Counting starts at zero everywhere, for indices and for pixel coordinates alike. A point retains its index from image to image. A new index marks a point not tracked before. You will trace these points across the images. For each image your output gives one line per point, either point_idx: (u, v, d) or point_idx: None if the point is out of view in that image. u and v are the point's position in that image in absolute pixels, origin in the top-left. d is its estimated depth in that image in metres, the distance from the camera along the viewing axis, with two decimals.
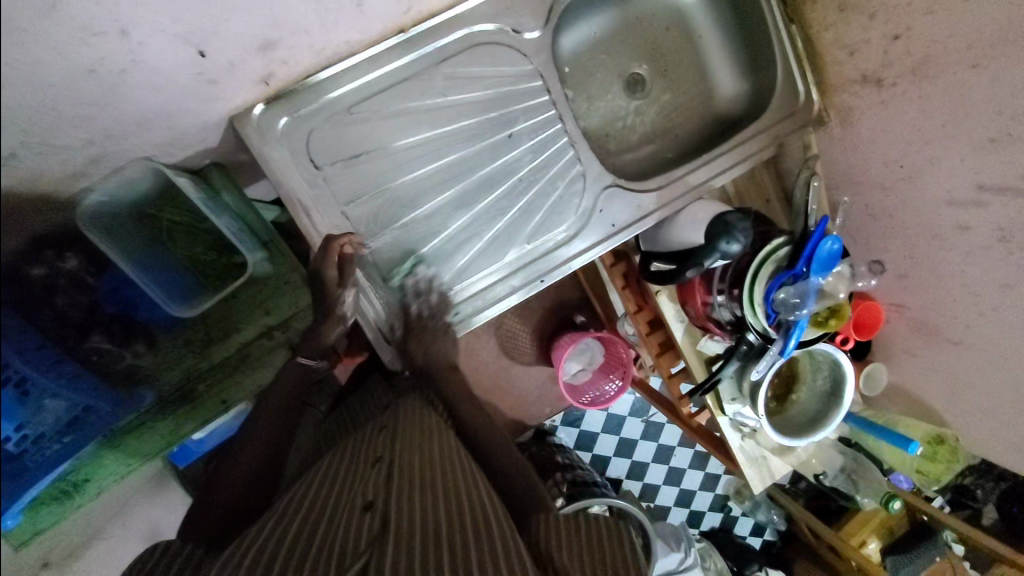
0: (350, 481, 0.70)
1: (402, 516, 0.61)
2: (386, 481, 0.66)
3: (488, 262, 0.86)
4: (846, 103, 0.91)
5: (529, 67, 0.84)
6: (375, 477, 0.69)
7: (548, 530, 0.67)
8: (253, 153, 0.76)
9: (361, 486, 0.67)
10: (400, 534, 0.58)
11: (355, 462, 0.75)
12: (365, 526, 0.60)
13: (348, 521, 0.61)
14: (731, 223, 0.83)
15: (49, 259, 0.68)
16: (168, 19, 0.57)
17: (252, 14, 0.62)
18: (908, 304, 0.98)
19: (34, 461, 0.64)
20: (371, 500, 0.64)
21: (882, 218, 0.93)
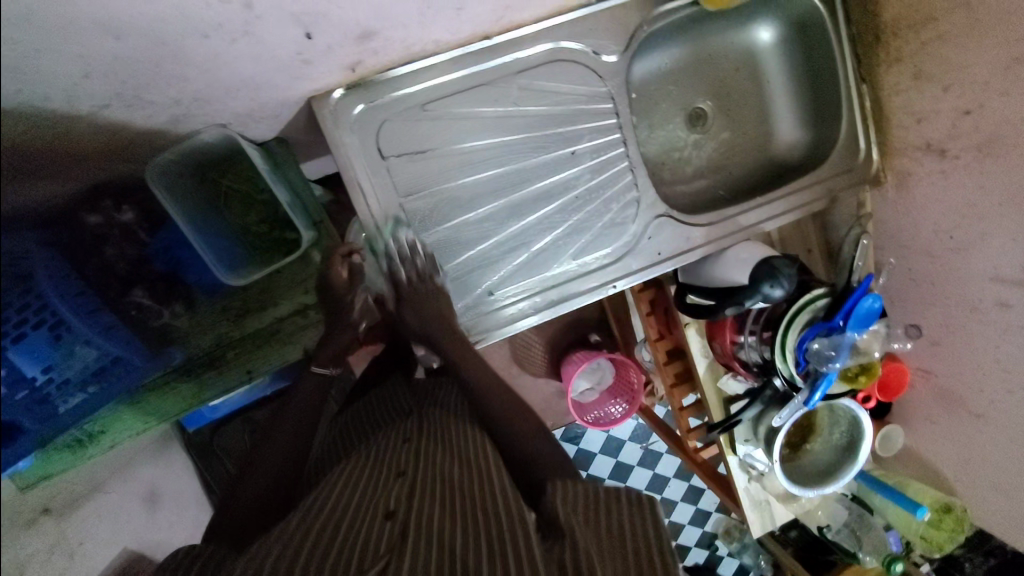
0: (373, 490, 0.72)
1: (419, 525, 0.61)
2: (408, 492, 0.68)
3: (533, 272, 0.87)
4: (904, 167, 0.92)
5: (604, 89, 0.86)
6: (397, 488, 0.70)
7: (561, 503, 0.65)
8: (325, 134, 0.77)
9: (384, 497, 0.69)
10: (418, 537, 0.59)
11: (377, 470, 0.77)
12: (385, 534, 0.61)
13: (370, 527, 0.63)
14: (778, 268, 0.84)
15: (107, 211, 0.64)
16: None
17: (361, 4, 0.62)
18: (935, 371, 0.99)
19: (57, 407, 0.63)
20: (393, 509, 0.65)
21: (922, 284, 0.94)
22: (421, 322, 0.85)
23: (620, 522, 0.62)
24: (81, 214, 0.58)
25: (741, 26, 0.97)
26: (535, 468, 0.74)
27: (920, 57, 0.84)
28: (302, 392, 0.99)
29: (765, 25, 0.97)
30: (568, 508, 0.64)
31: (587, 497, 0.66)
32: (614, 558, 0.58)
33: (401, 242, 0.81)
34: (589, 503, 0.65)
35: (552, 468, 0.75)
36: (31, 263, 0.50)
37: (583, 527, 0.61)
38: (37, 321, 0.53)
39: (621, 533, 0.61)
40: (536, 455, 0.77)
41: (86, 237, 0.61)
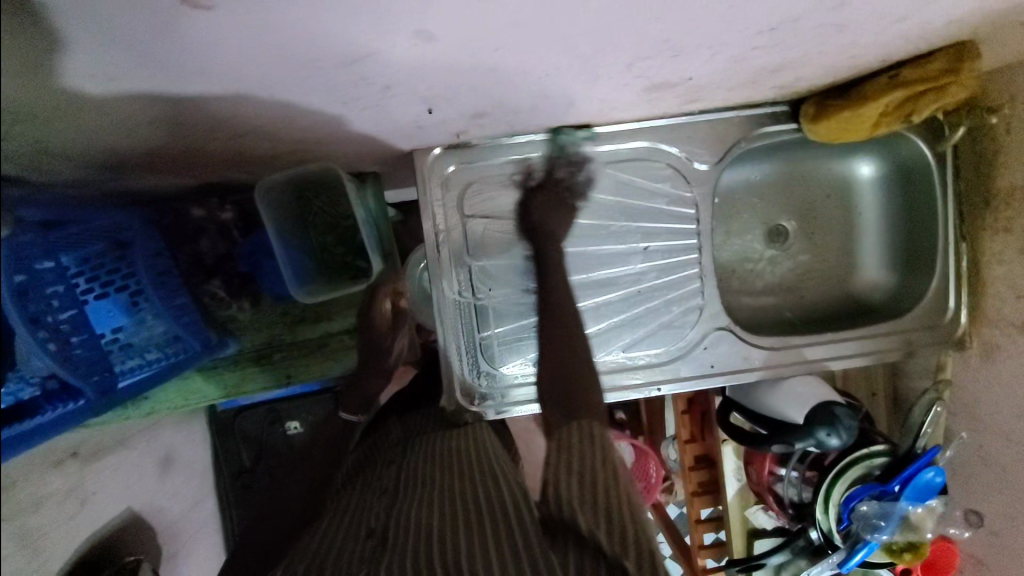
0: (360, 510, 0.74)
1: (402, 531, 0.64)
2: (388, 508, 0.71)
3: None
4: (991, 338, 0.85)
5: (689, 194, 0.86)
6: (379, 505, 0.73)
7: (577, 433, 0.65)
8: (417, 184, 0.82)
9: (368, 515, 0.72)
10: (394, 546, 0.61)
11: (365, 493, 0.79)
12: (365, 550, 0.64)
13: (352, 542, 0.66)
14: (837, 415, 0.80)
15: (212, 206, 0.87)
16: (426, 85, 0.55)
17: (480, 95, 0.60)
18: (990, 568, 0.89)
19: (120, 364, 0.70)
20: (374, 527, 0.68)
21: (993, 467, 0.86)
22: (541, 220, 0.82)
23: (598, 470, 0.61)
24: (190, 205, 0.85)
25: (842, 156, 0.96)
26: (569, 406, 0.71)
27: None
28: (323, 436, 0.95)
29: (867, 161, 0.96)
30: (571, 451, 0.63)
31: (583, 443, 0.63)
32: (583, 510, 0.57)
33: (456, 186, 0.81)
34: (588, 452, 0.62)
35: (591, 404, 0.71)
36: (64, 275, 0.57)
37: (567, 483, 0.59)
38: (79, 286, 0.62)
39: (594, 476, 0.60)
40: (570, 390, 0.73)
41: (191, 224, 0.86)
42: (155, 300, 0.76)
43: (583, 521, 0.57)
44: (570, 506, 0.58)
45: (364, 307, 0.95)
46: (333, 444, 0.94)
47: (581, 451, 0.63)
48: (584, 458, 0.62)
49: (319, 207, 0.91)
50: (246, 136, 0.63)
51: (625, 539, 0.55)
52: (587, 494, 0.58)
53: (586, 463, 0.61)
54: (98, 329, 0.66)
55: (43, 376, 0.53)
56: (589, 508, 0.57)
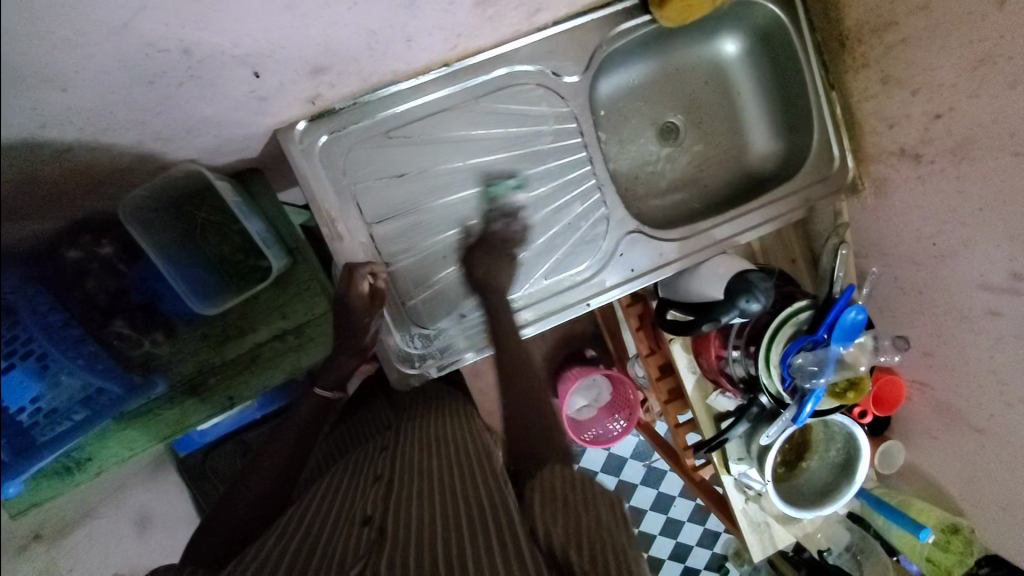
0: (351, 500, 0.71)
1: (402, 524, 0.61)
2: (383, 495, 0.68)
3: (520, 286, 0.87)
4: (881, 174, 0.90)
5: (566, 109, 0.86)
6: (374, 494, 0.70)
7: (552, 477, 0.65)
8: (291, 166, 0.78)
9: (361, 504, 0.69)
10: (396, 538, 0.58)
11: (355, 484, 0.76)
12: (363, 539, 0.60)
13: (348, 532, 0.62)
14: (751, 282, 0.83)
15: (85, 245, 0.65)
16: (229, 41, 0.54)
17: (305, 42, 0.60)
18: (930, 384, 0.95)
19: (42, 437, 0.65)
20: (370, 514, 0.65)
21: (910, 293, 0.91)
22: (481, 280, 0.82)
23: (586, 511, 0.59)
24: (62, 247, 0.60)
25: (706, 39, 0.98)
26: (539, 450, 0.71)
27: (886, 62, 0.83)
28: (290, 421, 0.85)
29: (729, 38, 0.97)
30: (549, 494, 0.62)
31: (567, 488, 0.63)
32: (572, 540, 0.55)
33: (333, 157, 0.80)
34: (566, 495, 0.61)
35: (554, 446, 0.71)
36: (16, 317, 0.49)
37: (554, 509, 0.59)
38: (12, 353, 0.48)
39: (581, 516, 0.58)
40: (536, 444, 0.72)
41: (67, 272, 0.60)
42: (62, 356, 0.63)
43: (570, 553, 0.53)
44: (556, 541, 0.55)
45: (336, 289, 0.77)
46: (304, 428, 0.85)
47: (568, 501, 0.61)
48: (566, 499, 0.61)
49: (202, 219, 0.91)
50: (74, 151, 0.53)
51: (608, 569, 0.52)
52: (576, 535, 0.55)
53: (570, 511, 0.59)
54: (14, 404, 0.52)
55: None
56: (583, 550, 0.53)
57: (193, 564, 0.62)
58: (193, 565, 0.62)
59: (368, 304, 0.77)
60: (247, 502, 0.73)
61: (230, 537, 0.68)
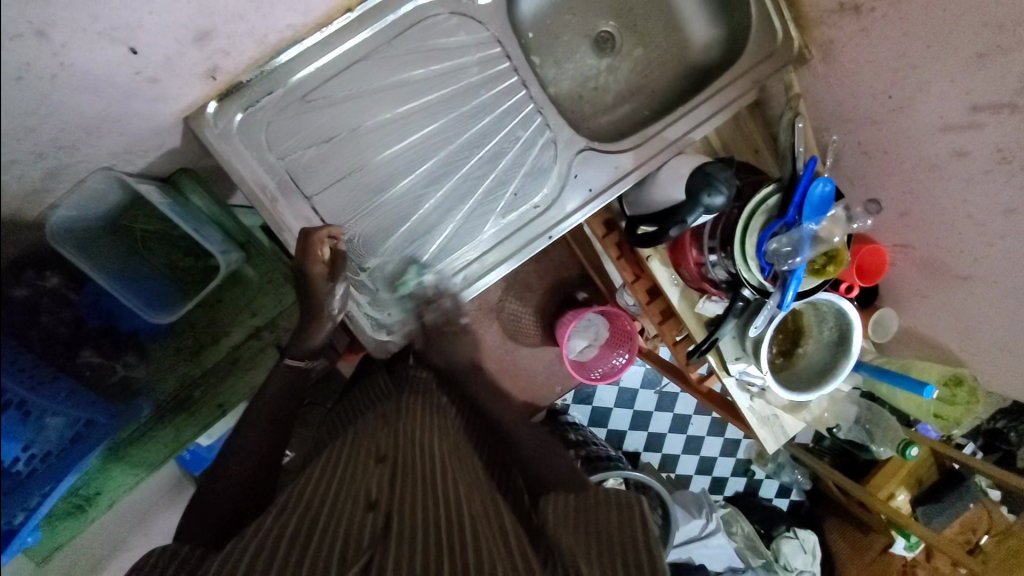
0: (352, 479, 0.68)
1: (406, 514, 0.60)
2: (389, 484, 0.66)
3: (483, 227, 0.84)
4: (825, 36, 0.86)
5: (486, 34, 0.81)
6: (377, 477, 0.68)
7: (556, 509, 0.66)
8: (213, 154, 0.74)
9: (363, 486, 0.66)
10: (401, 532, 0.57)
11: (356, 458, 0.74)
12: (369, 525, 0.58)
13: (352, 516, 0.60)
14: (712, 173, 0.80)
15: (34, 279, 0.65)
16: (84, 16, 0.56)
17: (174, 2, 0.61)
18: (912, 244, 0.93)
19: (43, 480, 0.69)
20: (375, 500, 0.63)
21: (875, 155, 0.89)
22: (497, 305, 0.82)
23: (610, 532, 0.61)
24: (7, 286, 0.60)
25: None
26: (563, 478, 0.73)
27: None
28: (268, 394, 0.83)
29: None
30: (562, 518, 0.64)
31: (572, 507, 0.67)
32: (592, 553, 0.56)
33: (254, 135, 0.75)
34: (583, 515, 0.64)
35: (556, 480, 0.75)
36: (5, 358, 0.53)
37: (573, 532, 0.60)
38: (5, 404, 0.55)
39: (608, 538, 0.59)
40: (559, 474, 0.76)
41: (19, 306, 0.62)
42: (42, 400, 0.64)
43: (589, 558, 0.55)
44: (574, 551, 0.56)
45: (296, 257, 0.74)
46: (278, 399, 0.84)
47: (571, 511, 0.66)
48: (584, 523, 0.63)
49: (141, 233, 0.88)
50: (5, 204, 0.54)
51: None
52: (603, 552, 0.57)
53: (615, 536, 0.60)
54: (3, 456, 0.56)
55: None
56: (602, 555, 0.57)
57: (189, 544, 0.62)
58: (192, 545, 0.61)
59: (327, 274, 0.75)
60: (228, 484, 0.74)
61: (223, 521, 0.68)
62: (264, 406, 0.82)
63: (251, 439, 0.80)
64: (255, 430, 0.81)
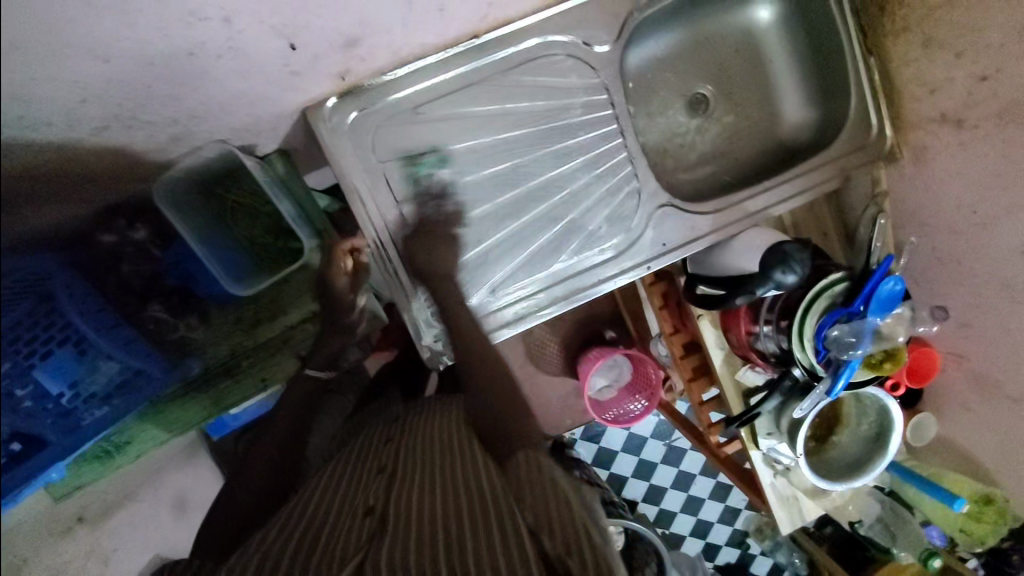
0: (355, 489, 0.72)
1: (400, 517, 0.61)
2: (386, 488, 0.68)
3: (517, 256, 0.85)
4: (920, 141, 0.88)
5: (597, 80, 0.84)
6: (377, 485, 0.70)
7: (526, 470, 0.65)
8: (321, 145, 0.78)
9: (363, 495, 0.69)
10: (395, 530, 0.59)
11: (363, 471, 0.77)
12: (364, 530, 0.61)
13: (350, 523, 0.63)
14: (789, 253, 0.81)
15: (120, 228, 0.68)
16: (265, 9, 0.59)
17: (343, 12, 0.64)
18: (967, 355, 0.93)
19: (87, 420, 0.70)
20: (372, 505, 0.65)
21: (947, 262, 0.89)
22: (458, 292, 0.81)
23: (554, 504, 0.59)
24: (96, 232, 0.64)
25: (739, 6, 0.95)
26: (507, 438, 0.73)
27: (928, 26, 0.80)
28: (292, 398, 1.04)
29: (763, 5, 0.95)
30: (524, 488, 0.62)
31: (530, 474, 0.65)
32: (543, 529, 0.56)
33: (356, 133, 0.79)
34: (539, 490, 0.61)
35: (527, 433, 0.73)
36: (51, 283, 0.56)
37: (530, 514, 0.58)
38: (59, 339, 0.59)
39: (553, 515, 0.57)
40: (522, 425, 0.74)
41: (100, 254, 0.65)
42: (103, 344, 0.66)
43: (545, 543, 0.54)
44: (533, 534, 0.56)
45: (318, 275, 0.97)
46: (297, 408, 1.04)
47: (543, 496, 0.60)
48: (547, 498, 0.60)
49: (233, 202, 0.90)
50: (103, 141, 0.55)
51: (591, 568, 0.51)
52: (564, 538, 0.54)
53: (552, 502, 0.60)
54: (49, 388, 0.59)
55: None
56: (554, 534, 0.55)
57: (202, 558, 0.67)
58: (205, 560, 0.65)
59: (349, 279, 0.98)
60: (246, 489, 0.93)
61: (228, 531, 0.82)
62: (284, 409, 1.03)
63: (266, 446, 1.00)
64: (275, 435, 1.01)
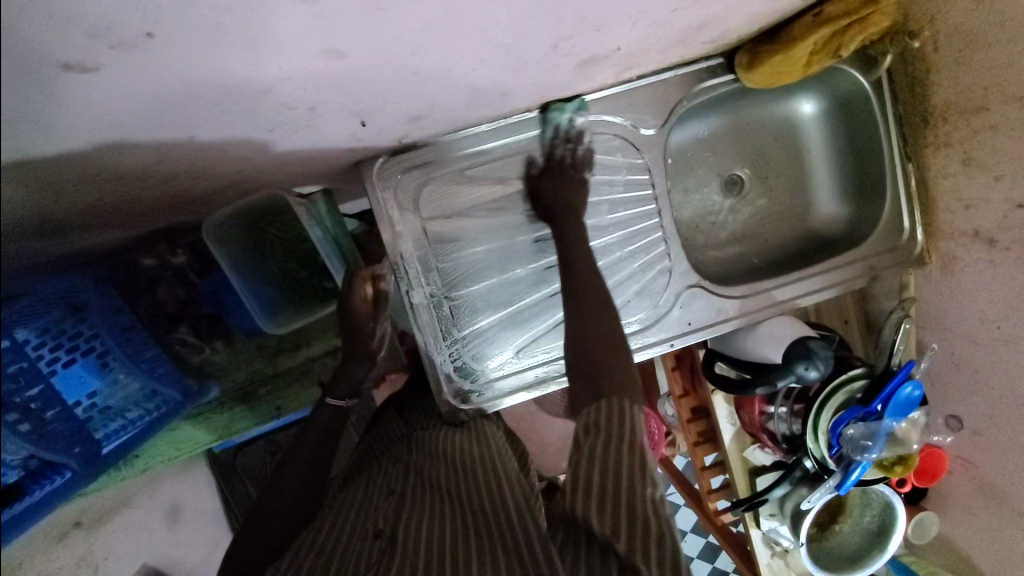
0: (368, 510, 0.77)
1: (410, 537, 0.67)
2: (396, 509, 0.74)
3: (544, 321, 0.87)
4: (949, 251, 0.89)
5: (640, 161, 0.86)
6: (386, 505, 0.76)
7: (592, 418, 0.60)
8: (369, 198, 0.81)
9: (375, 514, 0.75)
10: (404, 549, 0.65)
11: (371, 491, 0.82)
12: (376, 551, 0.67)
13: (362, 543, 0.69)
14: (812, 349, 0.83)
15: (162, 253, 0.79)
16: (350, 101, 0.57)
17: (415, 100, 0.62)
18: (974, 463, 0.93)
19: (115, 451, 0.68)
20: (382, 527, 0.71)
21: (965, 370, 0.90)
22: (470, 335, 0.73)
23: (621, 458, 0.56)
24: (139, 255, 0.75)
25: (785, 97, 0.97)
26: (593, 372, 0.66)
27: (970, 144, 0.82)
28: (316, 420, 0.87)
29: (808, 98, 0.97)
30: (591, 441, 0.58)
31: (607, 419, 0.59)
32: (591, 508, 0.55)
33: (402, 190, 0.81)
34: (612, 432, 0.58)
35: (614, 377, 0.65)
36: (85, 295, 0.61)
37: (590, 467, 0.56)
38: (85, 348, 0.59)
39: (616, 467, 0.55)
40: (601, 362, 0.66)
41: (143, 275, 0.75)
42: (125, 358, 0.67)
43: (591, 519, 0.55)
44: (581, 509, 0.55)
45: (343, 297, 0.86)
46: (326, 427, 0.87)
47: (610, 429, 0.58)
48: (609, 436, 0.58)
49: (273, 235, 0.91)
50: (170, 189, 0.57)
51: (641, 535, 0.53)
52: (595, 502, 0.55)
53: (612, 452, 0.57)
54: (71, 399, 0.56)
55: (23, 457, 0.49)
56: (605, 513, 0.55)
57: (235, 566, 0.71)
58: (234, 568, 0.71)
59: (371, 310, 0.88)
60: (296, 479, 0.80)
61: (272, 540, 0.74)
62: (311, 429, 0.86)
63: (299, 459, 0.82)
64: (302, 452, 0.83)
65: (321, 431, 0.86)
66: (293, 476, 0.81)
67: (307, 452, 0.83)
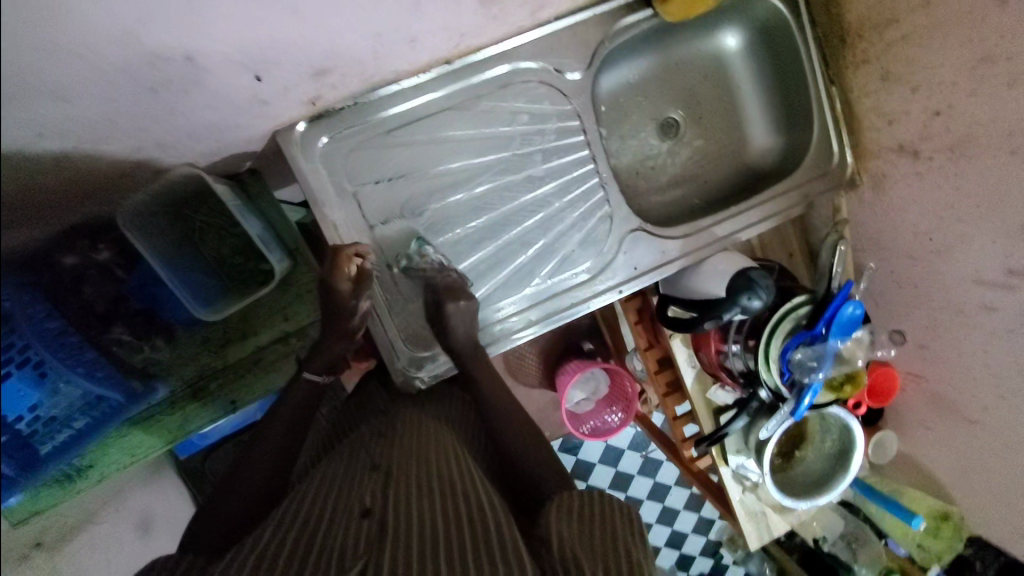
0: (348, 489, 0.71)
1: (401, 519, 0.62)
2: (382, 489, 0.69)
3: (491, 279, 0.86)
4: (879, 169, 0.91)
5: (569, 107, 0.86)
6: (371, 483, 0.71)
7: (558, 511, 0.65)
8: (293, 168, 0.78)
9: (360, 492, 0.69)
10: (397, 535, 0.59)
11: (351, 467, 0.77)
12: (363, 534, 0.61)
13: (347, 525, 0.63)
14: (753, 278, 0.82)
15: (84, 250, 0.62)
16: (232, 49, 0.57)
17: (311, 44, 0.62)
18: (925, 377, 0.96)
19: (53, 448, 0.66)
20: (370, 507, 0.65)
21: (905, 286, 0.93)
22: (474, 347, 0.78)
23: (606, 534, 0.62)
24: (60, 253, 0.57)
25: (709, 32, 0.97)
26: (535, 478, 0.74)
27: (886, 59, 0.83)
28: (288, 401, 0.82)
29: (730, 32, 0.97)
30: (566, 523, 0.63)
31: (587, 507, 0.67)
32: (589, 555, 0.58)
33: (326, 155, 0.78)
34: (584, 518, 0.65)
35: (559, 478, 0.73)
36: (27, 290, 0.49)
37: (578, 542, 0.60)
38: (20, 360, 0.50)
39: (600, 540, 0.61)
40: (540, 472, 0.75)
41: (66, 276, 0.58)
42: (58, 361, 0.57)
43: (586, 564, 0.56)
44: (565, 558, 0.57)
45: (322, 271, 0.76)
46: (301, 407, 0.83)
47: (582, 513, 0.65)
48: (581, 522, 0.64)
49: (200, 224, 0.89)
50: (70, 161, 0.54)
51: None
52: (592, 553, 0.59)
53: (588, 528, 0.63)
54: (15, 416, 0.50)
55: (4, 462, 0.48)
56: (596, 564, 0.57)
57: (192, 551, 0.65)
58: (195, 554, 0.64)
59: (352, 290, 0.77)
60: (258, 472, 0.76)
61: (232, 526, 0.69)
62: (283, 409, 0.82)
63: (265, 453, 0.78)
64: (268, 444, 0.79)
65: (296, 407, 0.83)
66: (257, 468, 0.76)
67: (277, 443, 0.79)
